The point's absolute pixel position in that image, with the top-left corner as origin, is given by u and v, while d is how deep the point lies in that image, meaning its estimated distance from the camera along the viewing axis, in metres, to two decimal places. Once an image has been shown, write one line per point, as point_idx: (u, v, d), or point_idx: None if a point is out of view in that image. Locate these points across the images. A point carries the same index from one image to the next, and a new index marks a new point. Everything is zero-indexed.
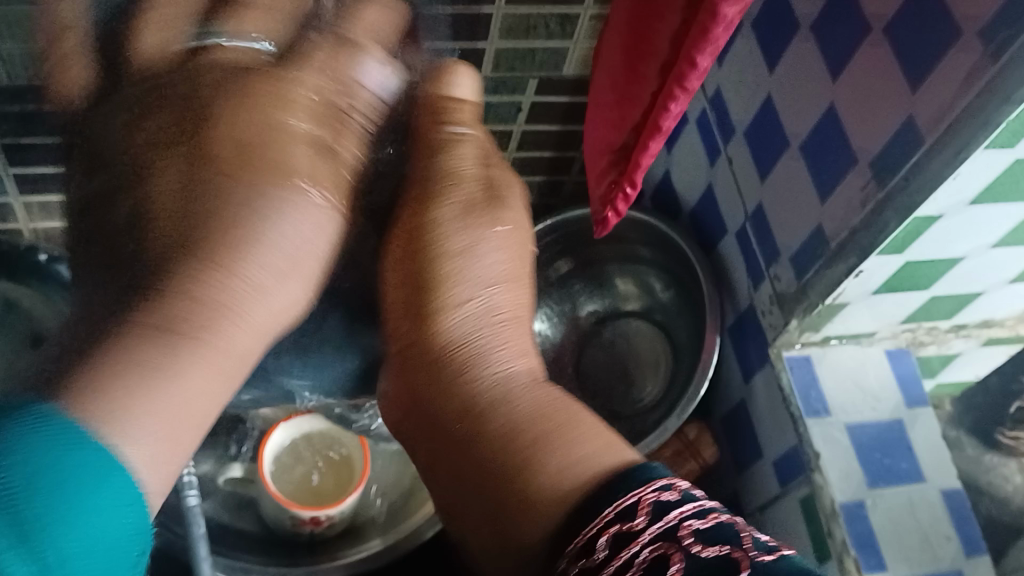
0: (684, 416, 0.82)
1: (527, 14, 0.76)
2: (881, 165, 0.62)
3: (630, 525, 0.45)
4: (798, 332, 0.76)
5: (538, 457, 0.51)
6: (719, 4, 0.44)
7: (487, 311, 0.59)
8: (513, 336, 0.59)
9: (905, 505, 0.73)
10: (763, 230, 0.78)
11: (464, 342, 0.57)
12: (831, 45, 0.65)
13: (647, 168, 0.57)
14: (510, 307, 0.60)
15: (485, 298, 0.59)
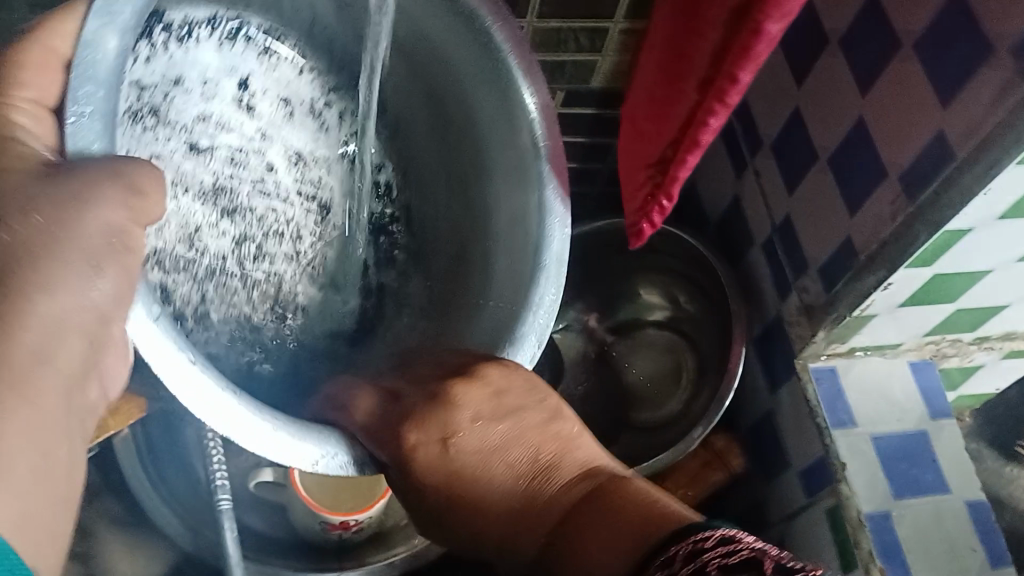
0: (710, 426, 0.83)
1: (558, 29, 0.78)
2: (911, 178, 0.63)
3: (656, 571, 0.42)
4: (824, 344, 0.77)
5: (555, 497, 0.54)
6: (762, 22, 0.45)
7: (479, 434, 0.56)
8: (515, 451, 0.56)
9: (931, 516, 0.74)
10: (790, 242, 0.79)
11: (452, 480, 0.56)
12: (861, 60, 0.66)
13: (683, 180, 0.59)
14: (504, 434, 0.56)
15: (475, 431, 0.56)
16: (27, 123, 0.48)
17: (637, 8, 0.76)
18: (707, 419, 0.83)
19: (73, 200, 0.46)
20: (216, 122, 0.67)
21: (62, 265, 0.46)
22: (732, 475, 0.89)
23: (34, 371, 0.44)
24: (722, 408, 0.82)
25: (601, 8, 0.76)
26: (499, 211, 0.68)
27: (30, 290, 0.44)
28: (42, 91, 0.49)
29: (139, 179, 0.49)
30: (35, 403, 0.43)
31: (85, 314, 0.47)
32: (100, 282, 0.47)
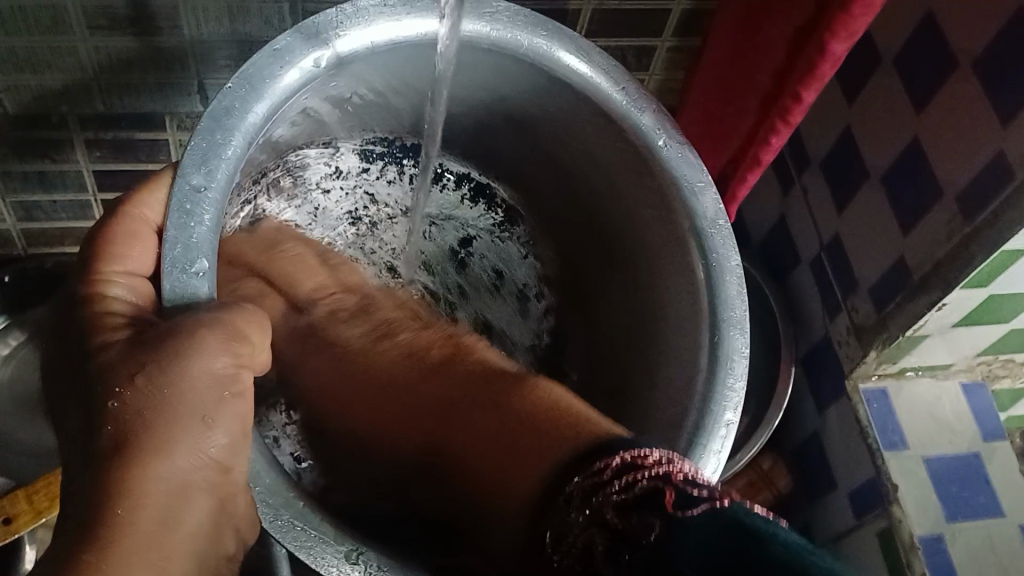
0: (756, 447, 0.81)
1: (606, 47, 0.77)
2: (969, 198, 0.62)
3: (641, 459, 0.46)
4: (875, 364, 0.76)
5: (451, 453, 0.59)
6: (827, 42, 0.45)
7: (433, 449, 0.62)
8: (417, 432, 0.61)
9: (984, 539, 0.72)
10: (840, 262, 0.78)
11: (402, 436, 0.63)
12: (916, 78, 0.66)
13: (744, 197, 0.59)
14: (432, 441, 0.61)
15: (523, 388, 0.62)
16: (122, 294, 0.51)
17: (686, 25, 0.76)
18: (755, 438, 0.80)
19: (170, 354, 0.46)
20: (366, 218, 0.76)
21: (180, 423, 0.45)
22: (778, 495, 0.89)
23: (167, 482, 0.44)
24: (770, 430, 0.80)
25: (649, 26, 0.75)
26: (665, 314, 0.62)
27: (152, 454, 0.44)
28: (135, 264, 0.52)
29: (234, 320, 0.49)
30: (150, 506, 0.44)
31: (201, 462, 0.46)
32: (214, 432, 0.46)
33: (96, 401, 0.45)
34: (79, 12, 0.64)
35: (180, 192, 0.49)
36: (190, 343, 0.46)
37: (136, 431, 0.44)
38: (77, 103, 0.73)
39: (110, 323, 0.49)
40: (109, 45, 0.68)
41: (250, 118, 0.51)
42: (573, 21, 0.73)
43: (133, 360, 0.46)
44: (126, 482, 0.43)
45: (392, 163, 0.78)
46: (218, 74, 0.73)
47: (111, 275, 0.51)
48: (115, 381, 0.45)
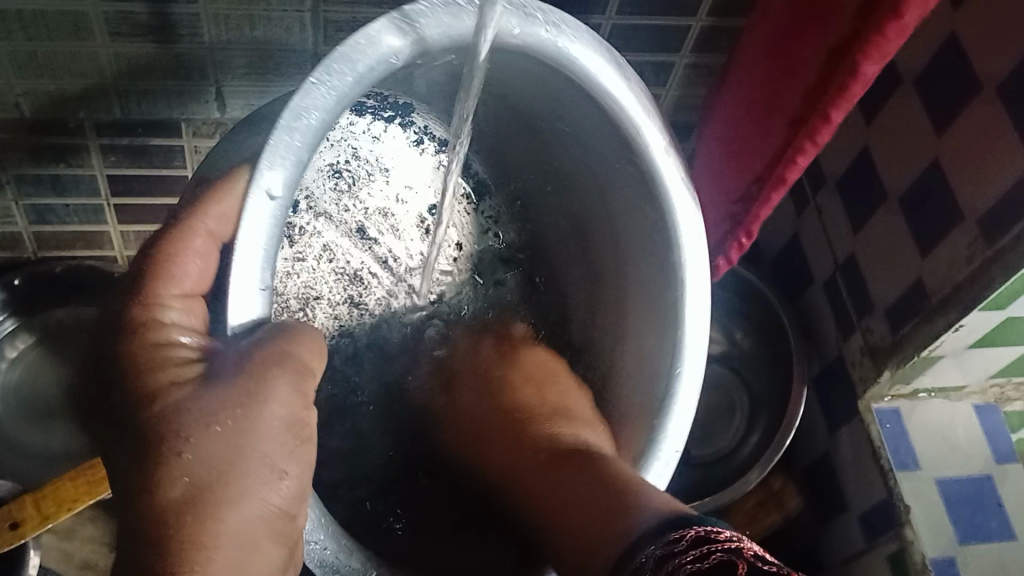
0: (765, 470, 0.80)
1: (624, 63, 0.78)
2: (991, 221, 0.62)
3: (718, 534, 0.41)
4: (889, 385, 0.76)
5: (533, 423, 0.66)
6: (860, 62, 0.45)
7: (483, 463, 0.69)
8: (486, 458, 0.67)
9: (997, 564, 0.72)
10: (855, 282, 0.78)
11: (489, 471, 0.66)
12: (938, 99, 0.66)
13: (765, 218, 0.59)
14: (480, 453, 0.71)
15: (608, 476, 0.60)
16: (176, 319, 0.47)
17: (705, 42, 0.76)
18: (761, 465, 0.79)
19: (243, 400, 0.44)
20: (347, 175, 0.68)
21: (249, 473, 0.43)
22: (788, 516, 0.87)
23: (234, 527, 0.43)
24: (779, 452, 0.79)
25: (668, 42, 0.76)
26: (627, 331, 0.64)
27: (225, 503, 0.43)
28: (192, 281, 0.49)
29: (305, 356, 0.47)
30: (216, 560, 0.42)
31: (268, 512, 0.44)
32: (283, 482, 0.45)
33: (158, 448, 0.43)
34: (100, 18, 0.64)
35: (255, 202, 0.43)
36: (260, 392, 0.44)
37: (205, 481, 0.43)
38: (93, 109, 0.73)
39: (172, 358, 0.45)
40: (131, 52, 0.68)
41: (323, 116, 0.45)
42: (592, 37, 0.74)
43: (202, 408, 0.43)
44: (194, 534, 0.42)
45: (380, 117, 0.66)
46: (235, 82, 0.73)
47: (167, 298, 0.47)
48: (185, 427, 0.43)
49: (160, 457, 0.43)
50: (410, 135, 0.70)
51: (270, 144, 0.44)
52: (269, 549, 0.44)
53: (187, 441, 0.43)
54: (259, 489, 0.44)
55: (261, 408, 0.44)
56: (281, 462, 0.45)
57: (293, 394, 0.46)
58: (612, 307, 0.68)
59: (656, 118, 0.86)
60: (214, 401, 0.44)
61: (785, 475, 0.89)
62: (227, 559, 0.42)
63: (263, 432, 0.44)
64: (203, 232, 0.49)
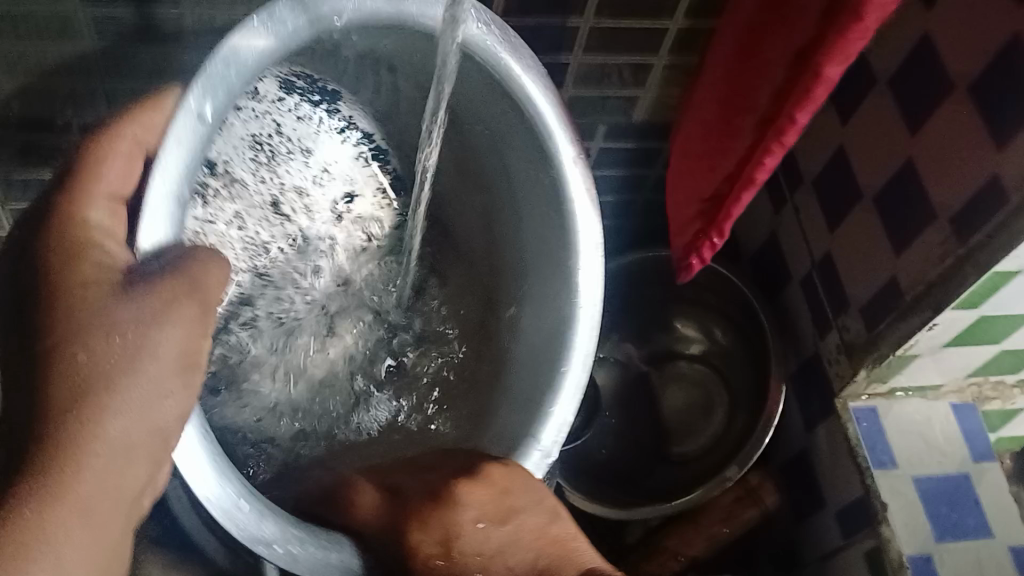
0: (744, 467, 0.82)
1: (602, 64, 0.78)
2: (963, 219, 0.62)
3: None
4: (865, 383, 0.77)
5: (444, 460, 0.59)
6: (824, 64, 0.45)
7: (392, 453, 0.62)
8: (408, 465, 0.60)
9: (973, 561, 0.72)
10: (831, 281, 0.78)
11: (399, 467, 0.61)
12: (911, 100, 0.66)
13: (736, 218, 0.59)
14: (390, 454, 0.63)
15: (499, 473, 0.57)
16: (100, 222, 0.47)
17: (683, 44, 0.77)
18: (741, 460, 0.81)
19: (145, 314, 0.44)
20: (267, 149, 0.61)
21: (135, 386, 0.43)
22: (766, 512, 0.86)
23: (104, 435, 0.42)
24: (757, 450, 0.81)
25: (645, 43, 0.77)
26: (529, 300, 0.64)
27: (107, 412, 0.43)
28: (116, 183, 0.49)
29: (204, 281, 0.46)
30: (92, 467, 0.42)
31: (148, 425, 0.44)
32: (169, 399, 0.45)
33: (51, 352, 0.43)
34: (84, 19, 0.64)
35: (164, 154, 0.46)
36: (157, 314, 0.45)
37: (88, 387, 0.42)
38: (75, 111, 0.73)
39: (91, 254, 0.45)
40: (114, 54, 0.68)
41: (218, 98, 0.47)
42: (570, 38, 0.75)
43: (109, 317, 0.44)
44: (72, 439, 0.42)
45: (308, 98, 0.63)
46: None
47: (90, 214, 0.47)
48: (77, 336, 0.43)
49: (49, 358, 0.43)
50: (337, 122, 0.67)
51: (208, 74, 0.47)
52: (141, 458, 0.44)
53: (75, 344, 0.43)
54: (144, 400, 0.44)
55: (156, 327, 0.44)
56: (167, 379, 0.45)
57: (188, 316, 0.46)
58: (534, 302, 0.63)
59: (635, 118, 0.87)
60: (105, 311, 0.44)
61: (763, 473, 0.88)
62: (92, 468, 0.42)
63: (158, 343, 0.44)
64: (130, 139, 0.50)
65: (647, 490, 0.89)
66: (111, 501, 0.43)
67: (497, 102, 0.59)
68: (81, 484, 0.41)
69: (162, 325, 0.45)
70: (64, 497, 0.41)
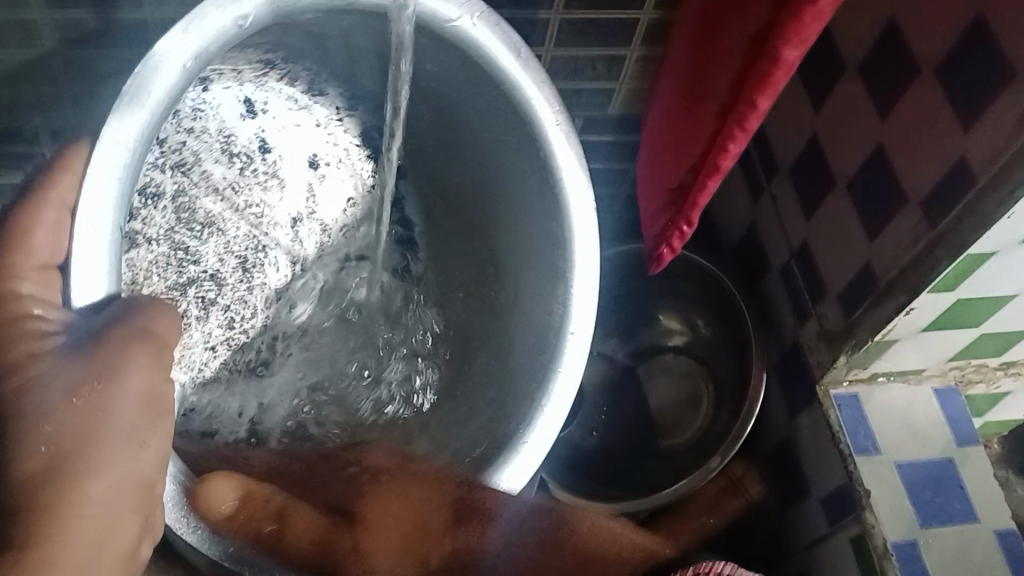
0: (726, 458, 0.83)
1: (574, 57, 0.79)
2: (933, 203, 0.62)
3: None
4: (846, 370, 0.76)
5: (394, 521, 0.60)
6: (780, 49, 0.45)
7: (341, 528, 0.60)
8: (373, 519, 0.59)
9: (958, 545, 0.72)
10: (809, 268, 0.78)
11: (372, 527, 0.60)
12: (880, 85, 0.66)
13: (703, 206, 0.59)
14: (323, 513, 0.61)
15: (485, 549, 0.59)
16: (32, 291, 0.51)
17: (653, 34, 0.77)
18: (721, 452, 0.82)
19: (98, 373, 0.47)
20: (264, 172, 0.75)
21: (110, 444, 0.47)
22: (750, 503, 0.88)
23: (93, 478, 0.46)
24: (739, 440, 0.82)
25: (615, 35, 0.77)
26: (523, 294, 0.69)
27: (85, 473, 0.46)
28: (47, 255, 0.52)
29: (158, 328, 0.51)
30: (81, 515, 0.46)
31: (133, 479, 0.48)
32: (145, 453, 0.49)
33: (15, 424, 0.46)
34: (49, 23, 0.64)
35: (119, 119, 0.49)
36: (117, 370, 0.48)
37: (61, 438, 0.46)
38: (47, 117, 0.73)
39: (28, 330, 0.49)
40: (82, 60, 0.68)
41: (174, 76, 0.51)
42: (541, 31, 0.75)
43: (59, 379, 0.47)
44: (56, 497, 0.45)
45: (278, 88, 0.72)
46: None
47: (23, 270, 0.51)
48: (50, 398, 0.46)
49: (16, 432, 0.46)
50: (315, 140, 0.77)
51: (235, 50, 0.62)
52: (136, 508, 0.48)
53: (44, 411, 0.46)
54: (114, 451, 0.47)
55: (118, 384, 0.48)
56: (137, 433, 0.48)
57: (144, 367, 0.49)
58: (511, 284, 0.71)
59: (611, 111, 0.87)
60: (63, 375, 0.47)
61: (747, 463, 0.90)
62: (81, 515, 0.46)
63: (123, 403, 0.48)
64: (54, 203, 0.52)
65: (638, 486, 0.89)
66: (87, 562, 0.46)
67: (486, 94, 0.63)
68: (76, 527, 0.46)
69: (124, 385, 0.48)
70: (49, 558, 0.44)
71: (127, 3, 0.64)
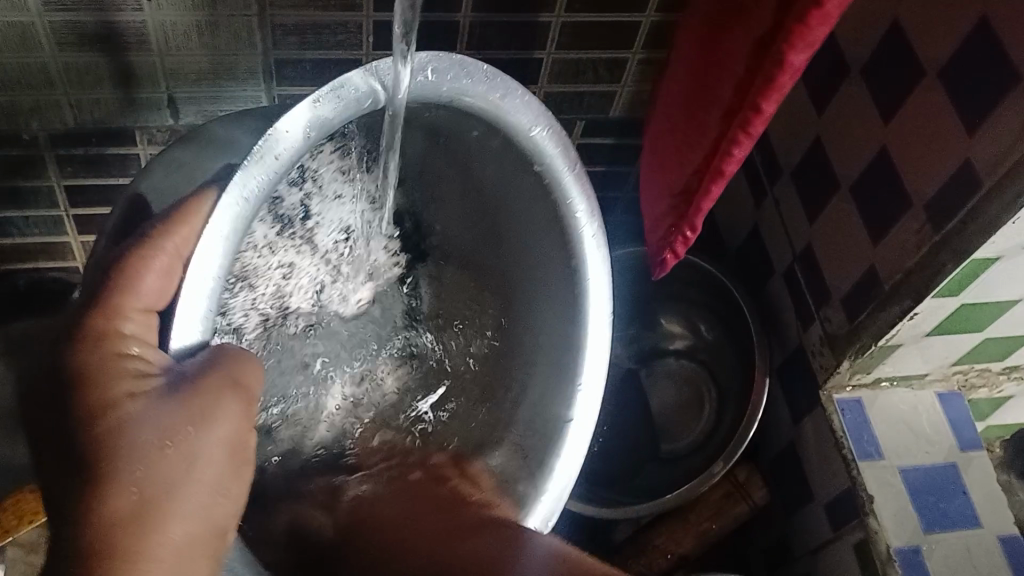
0: (730, 461, 0.82)
1: (576, 60, 0.78)
2: (937, 207, 0.62)
3: None
4: (849, 374, 0.76)
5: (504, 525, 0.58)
6: (786, 52, 0.45)
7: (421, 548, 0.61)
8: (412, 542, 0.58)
9: (962, 551, 0.72)
10: (812, 271, 0.78)
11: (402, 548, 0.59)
12: (884, 88, 0.66)
13: (707, 212, 0.58)
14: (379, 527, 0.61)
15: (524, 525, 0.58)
16: (135, 331, 0.46)
17: (655, 38, 0.77)
18: (726, 456, 0.81)
19: (193, 419, 0.45)
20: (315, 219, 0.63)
21: (186, 493, 0.45)
22: (755, 507, 0.86)
23: (169, 529, 0.44)
24: (743, 442, 0.81)
25: (617, 38, 0.76)
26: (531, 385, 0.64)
27: (163, 517, 0.44)
28: (151, 297, 0.47)
29: (252, 386, 0.48)
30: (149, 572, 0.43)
31: (206, 527, 0.46)
32: (219, 501, 0.46)
33: (96, 470, 0.44)
34: (48, 27, 0.64)
35: (235, 181, 0.45)
36: (210, 419, 0.46)
37: (138, 481, 0.44)
38: (48, 120, 0.73)
39: (126, 370, 0.45)
40: (82, 63, 0.68)
41: (299, 139, 0.47)
42: (542, 33, 0.75)
43: (150, 424, 0.45)
44: (127, 542, 0.43)
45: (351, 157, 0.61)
46: (188, 88, 0.73)
47: (125, 311, 0.46)
48: (142, 438, 0.44)
49: (104, 472, 0.43)
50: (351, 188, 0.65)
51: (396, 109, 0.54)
52: (195, 565, 0.45)
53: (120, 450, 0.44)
54: (190, 503, 0.45)
55: (201, 432, 0.46)
56: (217, 482, 0.46)
57: (233, 423, 0.47)
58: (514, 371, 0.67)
59: (613, 113, 0.86)
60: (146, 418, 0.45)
61: (751, 467, 0.88)
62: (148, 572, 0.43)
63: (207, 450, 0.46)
64: (165, 253, 0.47)
65: (638, 489, 0.89)
66: None
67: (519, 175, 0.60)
68: None
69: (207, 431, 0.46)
70: None
71: (126, 6, 0.64)
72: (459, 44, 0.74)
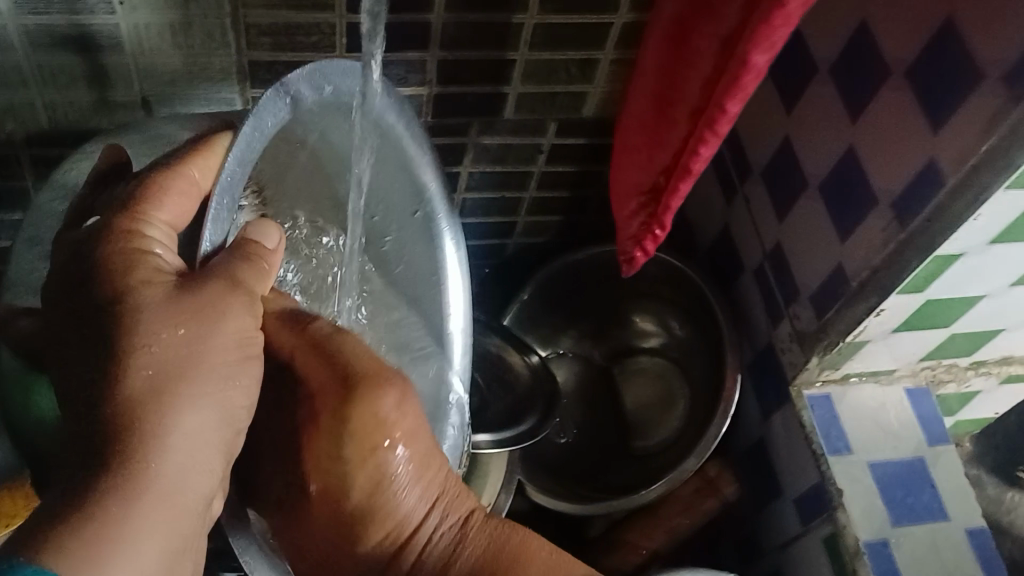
0: (702, 457, 0.83)
1: (549, 60, 0.79)
2: (902, 205, 0.63)
3: None
4: (818, 370, 0.77)
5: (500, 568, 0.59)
6: (750, 53, 0.45)
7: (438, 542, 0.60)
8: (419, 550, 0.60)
9: (929, 544, 0.73)
10: (781, 269, 0.79)
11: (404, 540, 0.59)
12: (850, 88, 0.67)
13: (676, 209, 0.59)
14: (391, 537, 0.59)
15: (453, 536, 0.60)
16: (160, 239, 0.47)
17: (627, 38, 0.78)
18: (697, 456, 0.83)
19: (206, 302, 0.45)
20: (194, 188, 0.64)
21: (202, 384, 0.44)
22: (726, 503, 0.86)
23: (187, 421, 0.43)
24: (714, 440, 0.82)
25: (589, 38, 0.77)
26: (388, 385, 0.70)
27: (185, 408, 0.43)
28: (175, 216, 0.48)
29: (248, 278, 0.47)
30: (163, 473, 0.42)
31: (219, 422, 0.45)
32: (235, 393, 0.46)
33: (117, 349, 0.43)
34: (19, 28, 0.64)
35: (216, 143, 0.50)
36: (214, 315, 0.45)
37: (152, 370, 0.43)
38: (17, 121, 0.72)
39: (151, 266, 0.45)
40: (51, 63, 0.68)
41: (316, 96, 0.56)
42: (514, 33, 0.75)
43: (155, 316, 0.43)
44: (139, 438, 0.42)
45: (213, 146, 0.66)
46: (160, 90, 0.72)
47: (152, 223, 0.47)
48: (150, 325, 0.43)
49: (124, 351, 0.43)
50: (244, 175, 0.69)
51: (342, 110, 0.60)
52: (215, 458, 0.45)
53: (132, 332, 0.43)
54: (197, 403, 0.44)
55: (223, 304, 0.45)
56: (242, 368, 0.47)
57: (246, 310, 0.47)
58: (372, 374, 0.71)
59: (585, 113, 0.87)
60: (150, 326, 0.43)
61: (723, 463, 0.88)
62: (168, 464, 0.43)
63: (223, 331, 0.45)
64: (189, 180, 0.48)
65: (608, 485, 0.89)
66: (177, 509, 0.43)
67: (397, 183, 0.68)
68: (165, 469, 0.43)
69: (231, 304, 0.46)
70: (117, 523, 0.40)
71: (97, 9, 0.64)
72: (432, 44, 0.74)
